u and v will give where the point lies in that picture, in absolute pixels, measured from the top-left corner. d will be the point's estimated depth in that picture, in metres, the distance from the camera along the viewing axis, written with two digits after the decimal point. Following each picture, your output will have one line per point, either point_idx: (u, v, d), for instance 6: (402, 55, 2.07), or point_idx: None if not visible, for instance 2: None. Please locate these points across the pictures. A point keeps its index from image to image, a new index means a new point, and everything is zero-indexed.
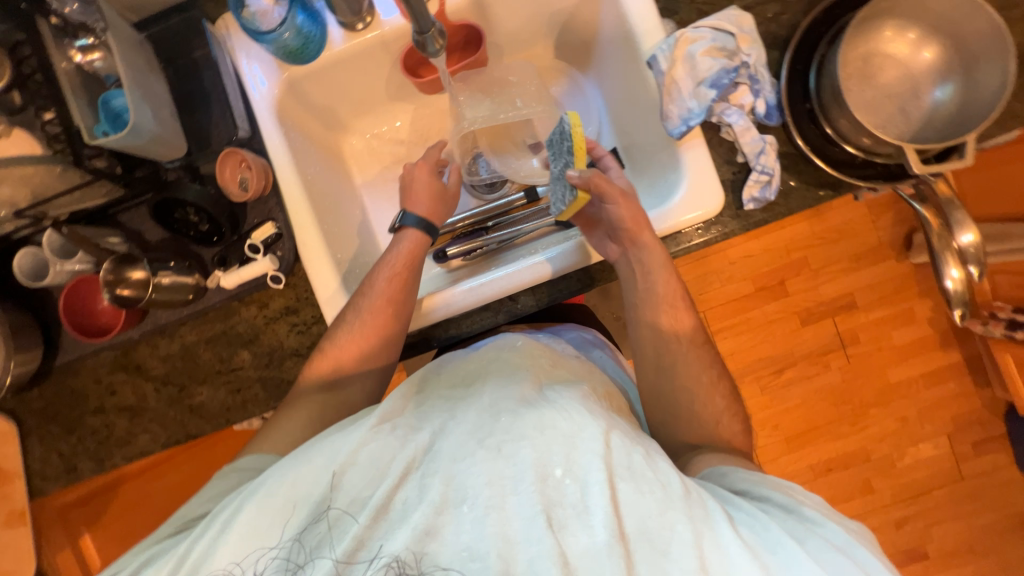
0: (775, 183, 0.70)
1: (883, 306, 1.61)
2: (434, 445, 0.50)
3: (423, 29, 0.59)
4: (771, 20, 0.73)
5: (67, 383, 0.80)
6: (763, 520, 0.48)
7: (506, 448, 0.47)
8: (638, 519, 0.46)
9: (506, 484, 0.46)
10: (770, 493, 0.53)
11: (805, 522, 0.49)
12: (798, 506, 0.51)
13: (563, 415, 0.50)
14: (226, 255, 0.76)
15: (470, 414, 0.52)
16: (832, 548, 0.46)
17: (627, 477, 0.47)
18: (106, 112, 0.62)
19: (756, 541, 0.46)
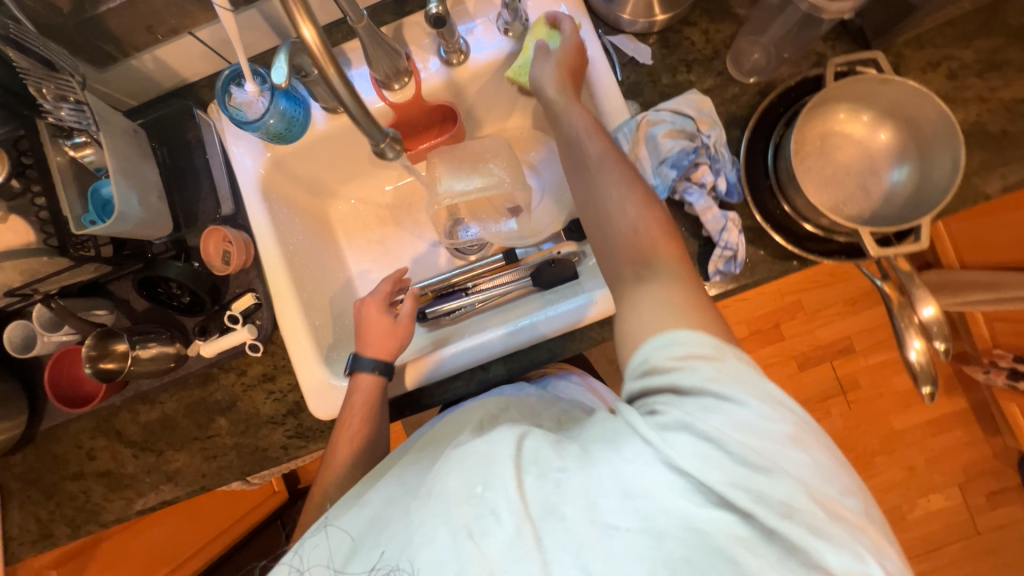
0: (739, 257, 0.72)
1: (882, 351, 1.57)
2: (375, 514, 0.51)
3: (377, 140, 0.58)
4: (731, 100, 0.76)
5: (49, 448, 0.82)
6: (649, 443, 0.41)
7: (432, 490, 0.47)
8: (543, 500, 0.42)
9: (431, 519, 0.45)
10: (660, 386, 0.45)
11: (696, 397, 0.43)
12: (682, 377, 0.44)
13: (484, 437, 0.48)
14: (207, 324, 0.79)
15: (412, 474, 0.54)
16: (724, 440, 0.40)
17: (534, 471, 0.44)
18: (95, 201, 0.68)
19: (641, 470, 0.40)
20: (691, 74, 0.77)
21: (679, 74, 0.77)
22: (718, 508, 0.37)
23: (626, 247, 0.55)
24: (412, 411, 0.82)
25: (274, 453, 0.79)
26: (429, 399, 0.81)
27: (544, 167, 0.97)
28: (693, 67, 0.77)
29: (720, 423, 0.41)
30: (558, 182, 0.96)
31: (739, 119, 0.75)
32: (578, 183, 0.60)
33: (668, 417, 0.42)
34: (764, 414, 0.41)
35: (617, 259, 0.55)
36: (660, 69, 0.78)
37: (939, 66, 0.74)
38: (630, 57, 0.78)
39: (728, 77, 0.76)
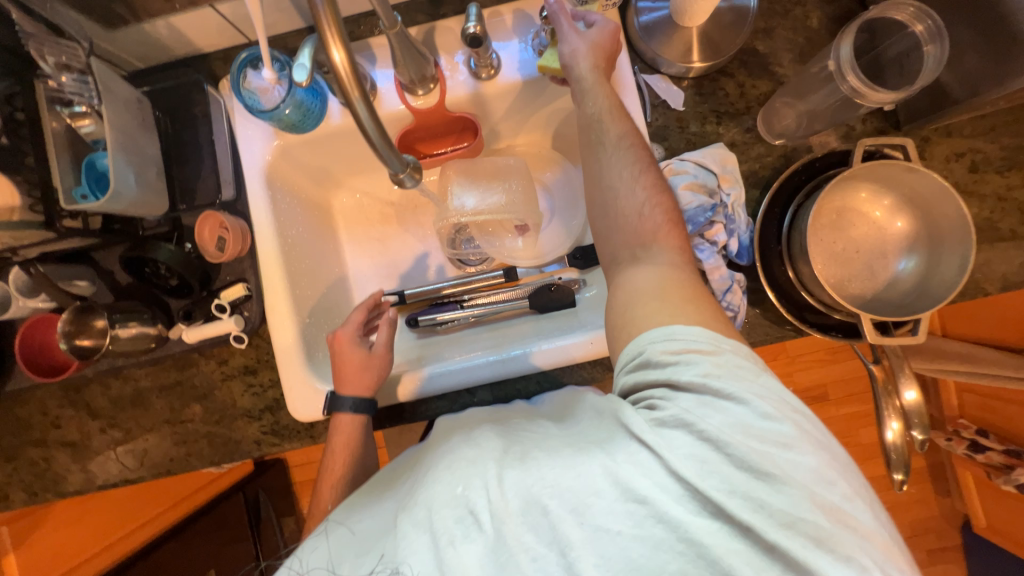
0: (739, 319, 0.72)
1: (854, 404, 1.61)
2: (363, 527, 0.52)
3: (396, 170, 0.54)
4: (755, 159, 0.75)
5: (13, 410, 0.79)
6: (645, 434, 0.44)
7: (416, 494, 0.47)
8: (527, 497, 0.44)
9: (415, 525, 0.45)
10: (656, 379, 0.48)
11: (693, 393, 0.46)
12: (679, 373, 0.47)
13: (469, 443, 0.49)
14: (192, 310, 0.76)
15: (400, 490, 0.53)
16: (716, 435, 0.43)
17: (518, 468, 0.45)
18: (89, 173, 0.64)
19: (636, 469, 0.43)
20: (720, 126, 0.76)
21: (709, 124, 0.76)
22: (716, 494, 0.40)
23: (629, 229, 0.61)
24: (392, 422, 0.81)
25: (247, 447, 0.78)
26: (411, 412, 0.80)
27: (557, 189, 0.96)
28: (723, 119, 0.76)
29: (715, 420, 0.44)
30: (569, 207, 0.95)
31: (764, 179, 0.75)
32: (591, 158, 0.66)
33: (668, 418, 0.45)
34: (761, 410, 0.44)
35: (617, 240, 0.62)
36: (690, 116, 0.76)
37: (963, 157, 0.73)
38: (662, 98, 0.77)
39: (756, 135, 0.75)
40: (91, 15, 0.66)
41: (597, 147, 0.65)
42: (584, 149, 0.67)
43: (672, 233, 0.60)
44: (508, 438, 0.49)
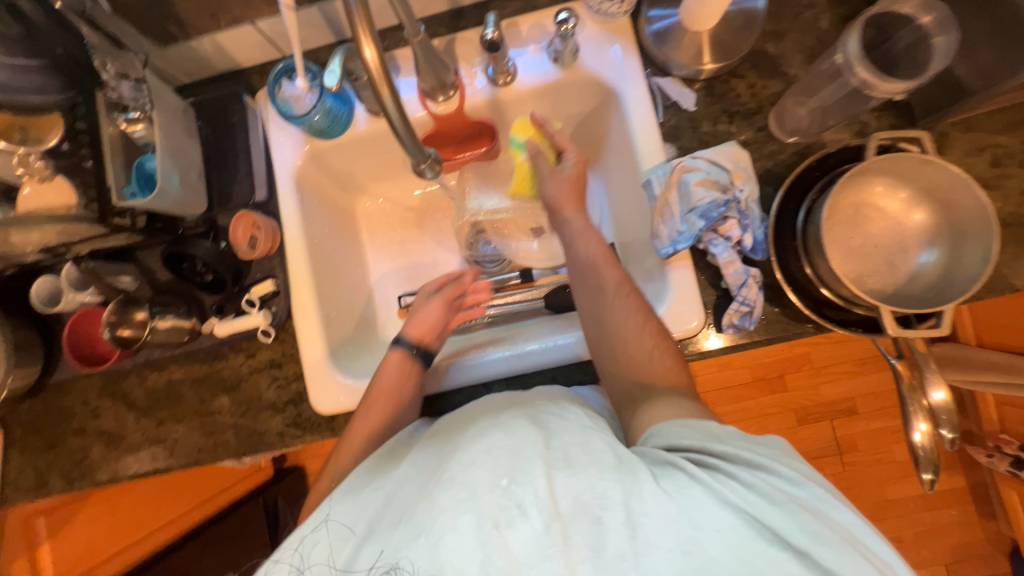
0: (755, 314, 0.73)
1: (885, 418, 1.54)
2: (392, 491, 0.53)
3: (420, 160, 0.59)
4: (768, 157, 0.77)
5: (57, 399, 0.84)
6: (686, 482, 0.45)
7: (456, 476, 0.48)
8: (573, 497, 0.45)
9: (457, 505, 0.45)
10: (689, 446, 0.49)
11: (726, 461, 0.47)
12: (711, 444, 0.49)
13: (509, 433, 0.51)
14: (225, 304, 0.81)
15: (425, 457, 0.55)
16: (764, 490, 0.44)
17: (563, 467, 0.47)
18: (138, 173, 0.70)
19: (678, 495, 0.43)
20: (732, 125, 0.78)
21: (720, 124, 0.78)
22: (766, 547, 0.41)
23: (632, 342, 0.66)
24: None
25: (271, 438, 0.81)
26: (428, 407, 0.82)
27: None
28: (735, 119, 0.78)
29: (762, 482, 0.45)
30: None
31: (778, 176, 0.76)
32: (591, 301, 0.71)
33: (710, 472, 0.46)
34: (806, 491, 0.44)
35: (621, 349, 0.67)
36: (701, 116, 0.79)
37: (983, 151, 0.73)
38: (674, 100, 0.79)
39: (769, 133, 0.77)
40: (148, 34, 0.73)
41: (588, 301, 0.71)
42: (583, 291, 0.72)
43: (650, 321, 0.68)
44: (545, 430, 0.51)
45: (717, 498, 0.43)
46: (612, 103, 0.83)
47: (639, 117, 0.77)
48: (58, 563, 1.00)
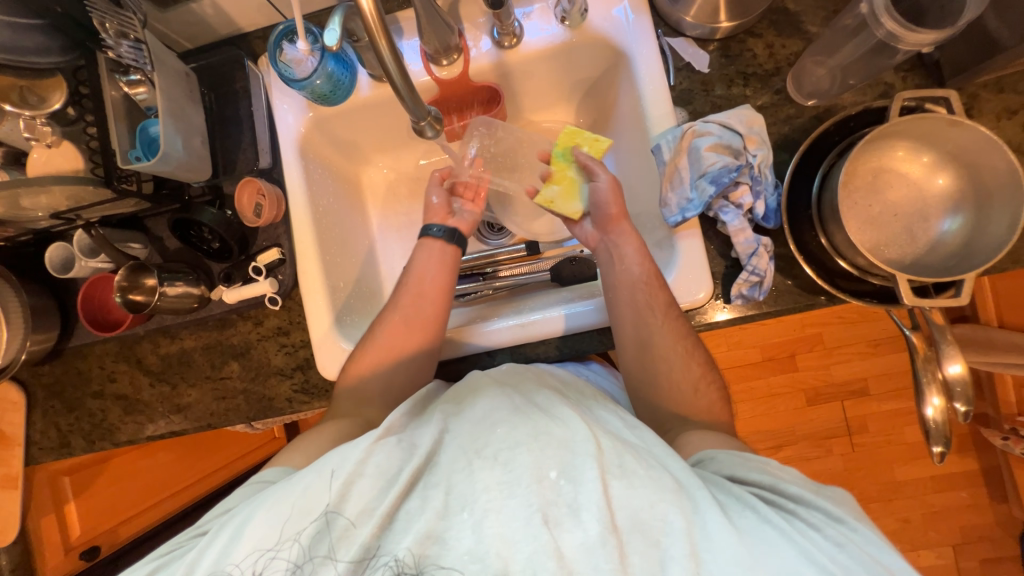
0: (765, 285, 0.71)
1: (897, 399, 1.51)
2: (430, 449, 0.53)
3: (419, 118, 0.58)
4: (784, 122, 0.73)
5: (75, 364, 0.87)
6: (759, 523, 0.48)
7: (501, 457, 0.50)
8: (631, 512, 0.47)
9: (502, 489, 0.48)
10: (759, 480, 0.54)
11: (795, 503, 0.51)
12: (784, 484, 0.53)
13: (558, 424, 0.53)
14: (232, 272, 0.81)
15: (460, 425, 0.56)
16: (852, 549, 0.47)
17: (618, 475, 0.49)
18: (142, 138, 0.71)
19: (738, 527, 0.47)
20: (747, 88, 0.75)
21: (735, 87, 0.75)
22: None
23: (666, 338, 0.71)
24: None
25: (280, 404, 0.83)
26: None
27: None
28: (750, 81, 0.74)
29: (843, 536, 0.48)
30: None
31: (794, 141, 0.73)
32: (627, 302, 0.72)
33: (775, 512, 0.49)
34: (871, 540, 0.48)
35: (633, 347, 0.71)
36: (715, 78, 0.75)
37: (1016, 114, 0.69)
38: (686, 62, 0.76)
39: (786, 97, 0.74)
40: None
41: (621, 311, 0.73)
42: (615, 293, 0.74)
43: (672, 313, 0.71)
44: (594, 427, 0.53)
45: (781, 534, 0.47)
46: (622, 66, 0.80)
47: (650, 80, 0.75)
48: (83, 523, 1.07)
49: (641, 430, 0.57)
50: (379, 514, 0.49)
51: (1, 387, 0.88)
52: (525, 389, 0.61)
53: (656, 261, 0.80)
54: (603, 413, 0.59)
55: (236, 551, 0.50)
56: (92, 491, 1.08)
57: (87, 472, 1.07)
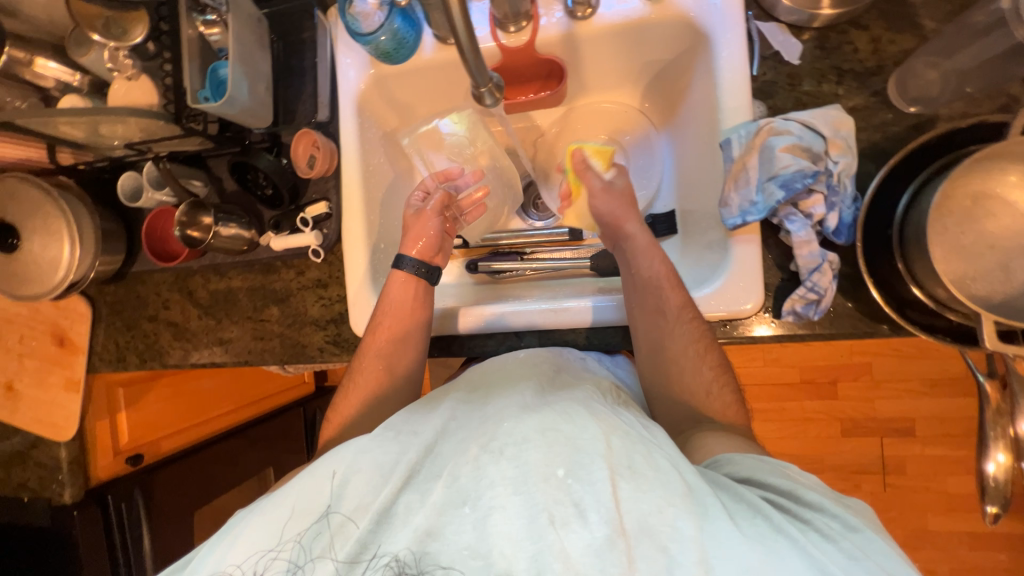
0: (823, 305, 0.65)
1: (944, 445, 1.40)
2: (432, 441, 0.55)
3: (480, 83, 0.56)
4: (877, 128, 0.66)
5: (136, 287, 0.94)
6: (770, 532, 0.46)
7: (507, 450, 0.51)
8: (638, 516, 0.46)
9: (507, 485, 0.49)
10: (778, 484, 0.52)
11: (810, 510, 0.49)
12: (803, 490, 0.51)
13: (565, 419, 0.53)
14: (281, 221, 0.84)
15: (464, 412, 0.59)
16: (866, 563, 0.45)
17: (627, 477, 0.48)
18: (211, 79, 0.72)
19: (753, 536, 0.45)
20: (840, 86, 0.67)
21: (826, 83, 0.68)
22: None
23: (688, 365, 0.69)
24: (440, 353, 0.85)
25: (312, 352, 0.86)
26: (459, 347, 0.83)
27: (633, 154, 0.92)
28: (845, 78, 0.67)
29: (858, 548, 0.46)
30: (646, 172, 0.91)
31: (884, 151, 0.66)
32: (654, 325, 0.70)
33: (786, 520, 0.48)
34: (888, 556, 0.46)
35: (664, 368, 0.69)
36: (804, 72, 0.68)
37: None
38: (775, 50, 0.69)
39: (884, 100, 0.66)
40: None
41: (642, 322, 0.71)
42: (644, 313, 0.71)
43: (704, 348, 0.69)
44: (602, 424, 0.53)
45: (792, 543, 0.45)
46: (700, 50, 0.74)
47: (730, 68, 0.69)
48: (132, 431, 1.14)
49: (654, 430, 0.55)
50: (375, 510, 0.51)
51: (71, 299, 0.96)
52: (535, 385, 0.61)
53: (705, 263, 0.76)
54: (618, 411, 0.58)
55: (235, 548, 0.53)
56: (139, 405, 1.17)
57: (137, 388, 1.16)
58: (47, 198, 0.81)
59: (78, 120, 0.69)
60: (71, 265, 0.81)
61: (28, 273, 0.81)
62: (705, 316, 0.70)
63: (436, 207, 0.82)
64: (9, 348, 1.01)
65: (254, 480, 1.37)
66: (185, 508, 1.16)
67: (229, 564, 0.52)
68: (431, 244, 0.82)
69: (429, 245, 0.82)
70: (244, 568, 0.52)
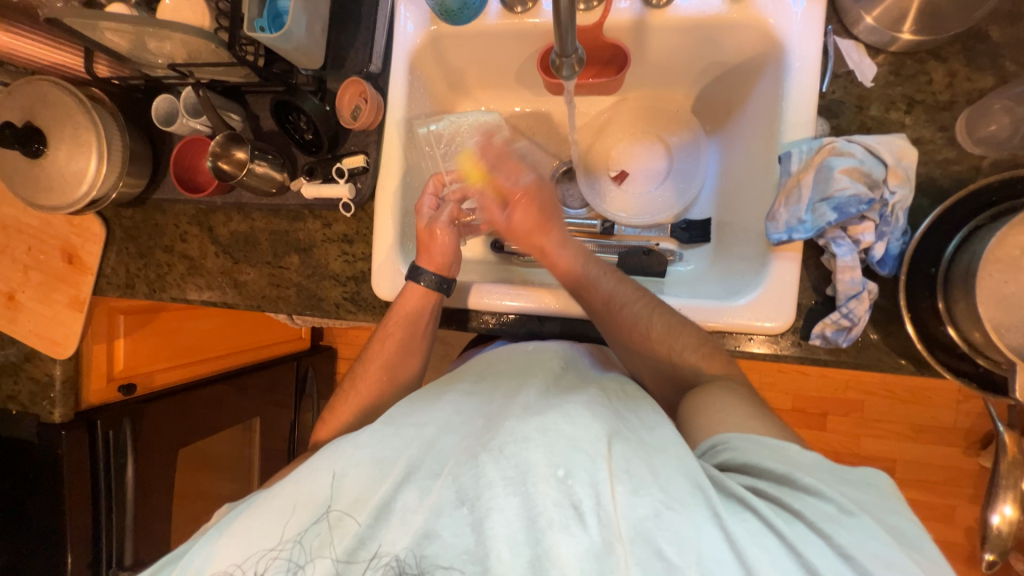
0: (853, 332, 0.65)
1: (922, 490, 1.41)
2: (431, 437, 0.55)
3: (564, 53, 0.57)
4: (938, 164, 0.65)
5: (154, 215, 0.91)
6: (761, 530, 0.46)
7: (506, 449, 0.50)
8: (635, 518, 0.46)
9: (506, 485, 0.49)
10: (774, 469, 0.50)
11: (804, 495, 0.48)
12: (799, 475, 0.49)
13: (565, 419, 0.52)
14: (315, 167, 0.81)
15: (470, 405, 0.60)
16: (856, 557, 0.44)
17: (626, 481, 0.48)
18: (269, 10, 0.71)
19: (749, 537, 0.45)
20: (908, 116, 0.67)
21: (894, 111, 0.67)
22: None
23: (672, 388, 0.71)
24: (457, 327, 0.82)
25: (327, 306, 0.84)
26: (478, 323, 0.80)
27: (678, 155, 0.90)
28: (915, 109, 0.66)
29: (847, 536, 0.45)
30: (688, 175, 0.89)
31: (941, 189, 0.65)
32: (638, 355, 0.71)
33: (773, 509, 0.47)
34: (877, 538, 0.45)
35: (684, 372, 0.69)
36: (874, 96, 0.68)
37: None
38: (848, 69, 0.69)
39: (950, 137, 0.65)
40: None
41: (601, 323, 0.72)
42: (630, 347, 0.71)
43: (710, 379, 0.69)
44: (606, 429, 0.52)
45: (782, 541, 0.45)
46: (771, 59, 0.72)
47: (799, 81, 0.68)
48: (128, 358, 1.12)
49: (660, 429, 0.54)
50: (375, 504, 0.50)
51: (85, 217, 0.93)
52: (541, 382, 0.61)
53: (738, 275, 0.75)
54: (621, 412, 0.57)
55: (222, 551, 0.51)
56: (138, 336, 1.15)
57: (137, 318, 1.14)
58: (80, 108, 0.78)
59: (125, 29, 0.66)
60: (95, 180, 0.78)
61: (50, 181, 0.79)
62: (735, 327, 0.69)
63: (447, 218, 0.77)
64: (15, 258, 0.98)
65: (240, 427, 1.36)
66: (170, 444, 1.15)
67: (229, 563, 0.50)
68: (448, 258, 0.76)
69: (446, 256, 0.76)
70: (243, 570, 0.50)
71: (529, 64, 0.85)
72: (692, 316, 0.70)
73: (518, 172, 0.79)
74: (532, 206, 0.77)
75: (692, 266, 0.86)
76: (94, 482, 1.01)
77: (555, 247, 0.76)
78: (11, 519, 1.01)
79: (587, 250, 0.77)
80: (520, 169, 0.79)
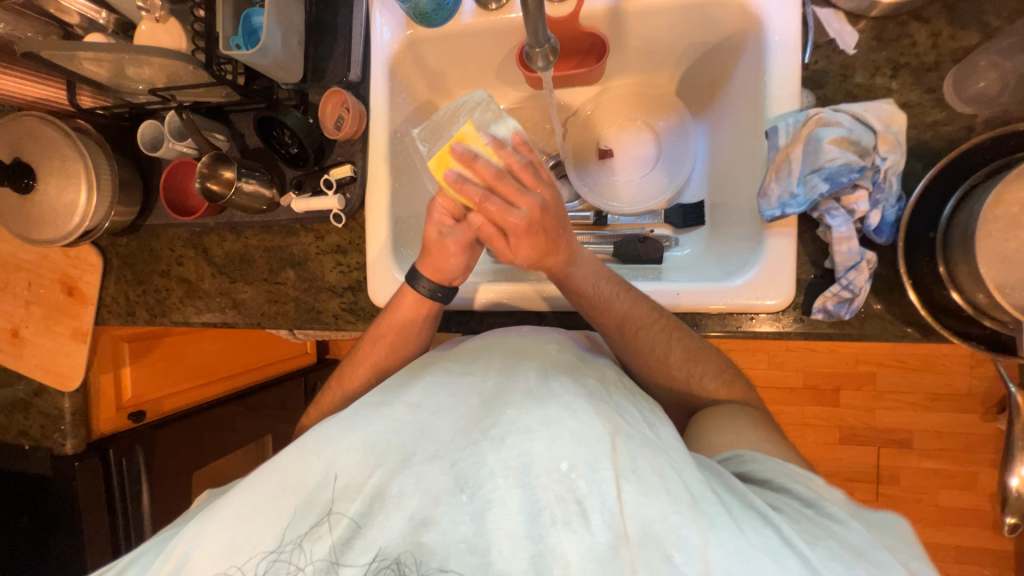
0: (855, 304, 0.64)
1: (941, 459, 1.39)
2: (423, 421, 0.55)
3: (539, 42, 0.57)
4: (929, 126, 0.65)
5: (150, 243, 0.92)
6: (782, 548, 0.44)
7: (508, 439, 0.50)
8: (642, 520, 0.45)
9: (507, 476, 0.48)
10: (796, 489, 0.52)
11: (828, 521, 0.49)
12: (823, 503, 0.50)
13: (569, 412, 0.51)
14: (303, 180, 0.81)
15: (465, 390, 0.59)
16: None
17: (632, 480, 0.47)
18: (245, 26, 0.72)
19: (764, 548, 0.44)
20: (894, 80, 0.66)
21: (880, 76, 0.67)
22: None
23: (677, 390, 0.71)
24: (457, 329, 0.82)
25: (326, 318, 0.84)
26: (478, 321, 0.80)
27: (666, 140, 0.89)
28: (901, 72, 0.66)
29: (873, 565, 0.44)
30: (677, 159, 0.88)
31: (934, 151, 0.64)
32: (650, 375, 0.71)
33: (794, 529, 0.47)
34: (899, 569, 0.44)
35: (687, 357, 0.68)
36: (858, 63, 0.67)
37: None
38: (830, 38, 0.69)
39: (938, 98, 0.65)
40: None
41: (614, 339, 0.70)
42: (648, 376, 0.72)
43: (719, 390, 0.70)
44: (610, 425, 0.51)
45: (801, 560, 0.43)
46: (750, 39, 0.72)
47: (781, 54, 0.68)
48: (137, 385, 1.13)
49: (661, 431, 0.54)
50: (368, 493, 0.49)
51: (81, 248, 0.94)
52: (539, 366, 0.60)
53: (735, 254, 0.75)
54: (621, 406, 0.56)
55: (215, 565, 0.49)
56: (145, 362, 1.15)
57: (144, 347, 1.15)
58: (67, 140, 0.79)
59: (104, 57, 0.66)
60: (86, 211, 0.79)
61: (42, 215, 0.80)
62: (734, 307, 0.68)
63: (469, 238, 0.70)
64: (16, 295, 0.99)
65: (251, 446, 1.36)
66: (182, 467, 1.15)
67: (228, 564, 0.49)
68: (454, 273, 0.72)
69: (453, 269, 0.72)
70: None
71: (510, 58, 0.84)
72: (695, 301, 0.69)
73: (518, 200, 0.64)
74: (536, 234, 0.65)
75: (689, 250, 0.85)
76: (110, 510, 1.02)
77: (566, 266, 0.68)
78: (31, 552, 1.02)
79: (601, 265, 0.71)
80: (517, 197, 0.63)
